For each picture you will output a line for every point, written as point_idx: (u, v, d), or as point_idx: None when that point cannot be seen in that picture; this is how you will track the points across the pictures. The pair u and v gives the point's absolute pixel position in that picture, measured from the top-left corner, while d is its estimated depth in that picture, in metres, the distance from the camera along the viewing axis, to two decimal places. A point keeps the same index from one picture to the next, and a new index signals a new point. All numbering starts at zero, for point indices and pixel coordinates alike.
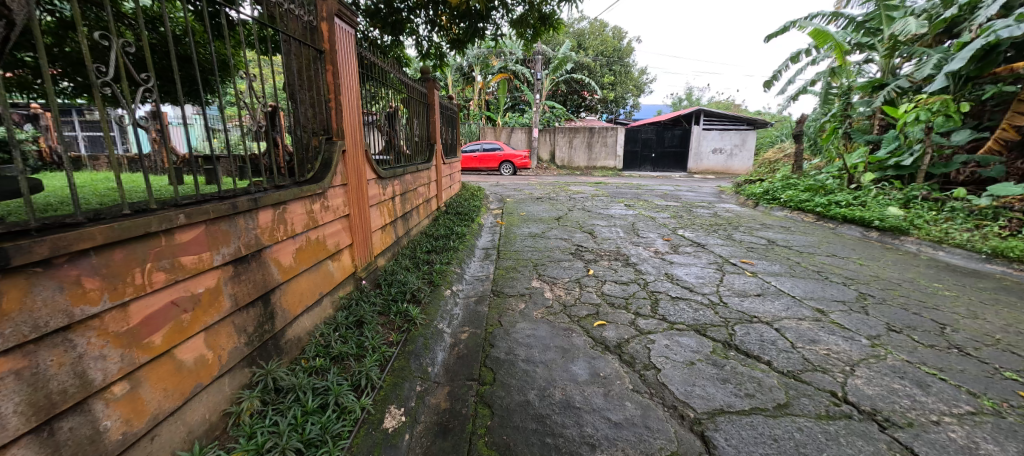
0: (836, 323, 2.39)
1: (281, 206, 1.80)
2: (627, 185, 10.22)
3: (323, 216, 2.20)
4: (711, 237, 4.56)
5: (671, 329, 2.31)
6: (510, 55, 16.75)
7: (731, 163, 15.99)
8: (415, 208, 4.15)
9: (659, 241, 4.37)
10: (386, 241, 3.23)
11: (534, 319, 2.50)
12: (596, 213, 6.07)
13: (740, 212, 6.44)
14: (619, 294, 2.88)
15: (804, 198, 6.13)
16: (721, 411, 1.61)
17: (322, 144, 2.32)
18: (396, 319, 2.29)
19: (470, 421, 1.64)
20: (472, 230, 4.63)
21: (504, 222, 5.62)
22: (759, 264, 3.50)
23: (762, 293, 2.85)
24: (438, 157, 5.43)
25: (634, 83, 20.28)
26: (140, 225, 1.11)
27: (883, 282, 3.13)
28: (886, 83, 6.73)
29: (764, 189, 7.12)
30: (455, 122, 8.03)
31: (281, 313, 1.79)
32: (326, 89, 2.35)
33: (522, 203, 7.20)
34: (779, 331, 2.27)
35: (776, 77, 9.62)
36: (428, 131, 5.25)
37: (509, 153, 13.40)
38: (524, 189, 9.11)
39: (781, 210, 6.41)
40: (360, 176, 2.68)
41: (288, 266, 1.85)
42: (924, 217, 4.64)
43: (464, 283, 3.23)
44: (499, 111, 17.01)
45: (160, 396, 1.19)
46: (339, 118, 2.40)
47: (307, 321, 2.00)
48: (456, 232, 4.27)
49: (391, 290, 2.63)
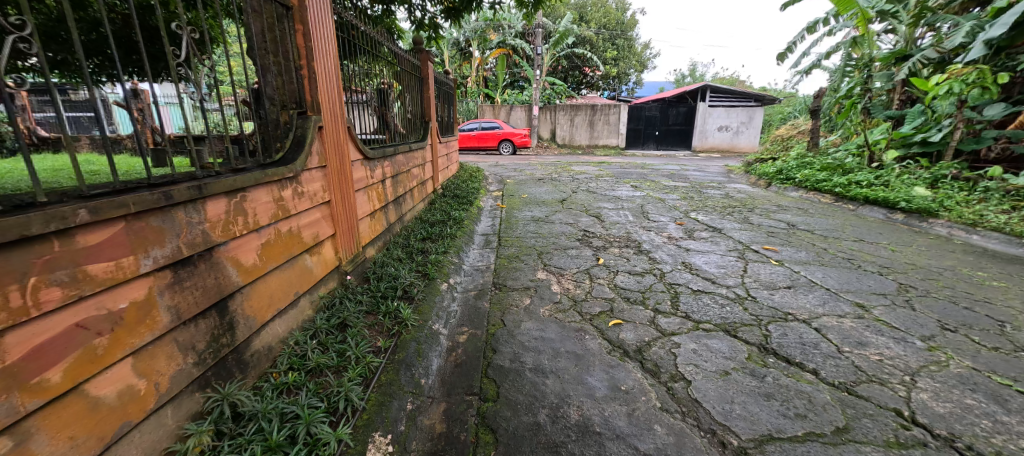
0: (882, 321, 2.12)
1: (238, 195, 1.49)
2: (631, 164, 9.86)
3: (296, 204, 1.89)
4: (727, 220, 4.27)
5: (697, 330, 2.04)
6: (509, 28, 16.03)
7: (737, 140, 15.59)
8: (408, 192, 3.84)
9: (672, 225, 4.08)
10: (375, 229, 2.93)
11: (541, 318, 2.22)
12: (602, 195, 5.75)
13: (753, 193, 6.13)
14: (634, 286, 2.59)
15: (821, 177, 5.81)
16: (770, 437, 1.35)
17: (293, 120, 1.99)
18: (385, 321, 2.01)
19: (470, 451, 1.37)
20: (471, 214, 4.33)
21: (504, 205, 5.31)
22: (783, 251, 3.21)
23: (792, 285, 2.56)
24: (433, 136, 5.08)
25: (637, 59, 19.61)
26: (10, 227, 0.81)
27: (922, 271, 2.85)
28: (910, 54, 6.31)
29: (777, 168, 6.79)
30: (451, 99, 7.59)
31: (244, 322, 1.50)
32: (296, 54, 2.01)
33: (523, 184, 6.85)
34: (820, 332, 2.00)
35: (790, 49, 9.11)
36: (425, 108, 4.89)
37: (508, 132, 12.97)
38: (525, 169, 8.76)
39: (796, 190, 6.09)
40: (344, 156, 2.37)
41: (251, 265, 1.55)
42: (955, 198, 4.33)
43: (463, 274, 2.94)
44: (498, 88, 16.45)
45: (66, 447, 0.92)
46: (313, 88, 2.06)
47: (279, 327, 1.72)
48: (454, 217, 3.96)
49: (380, 286, 2.35)
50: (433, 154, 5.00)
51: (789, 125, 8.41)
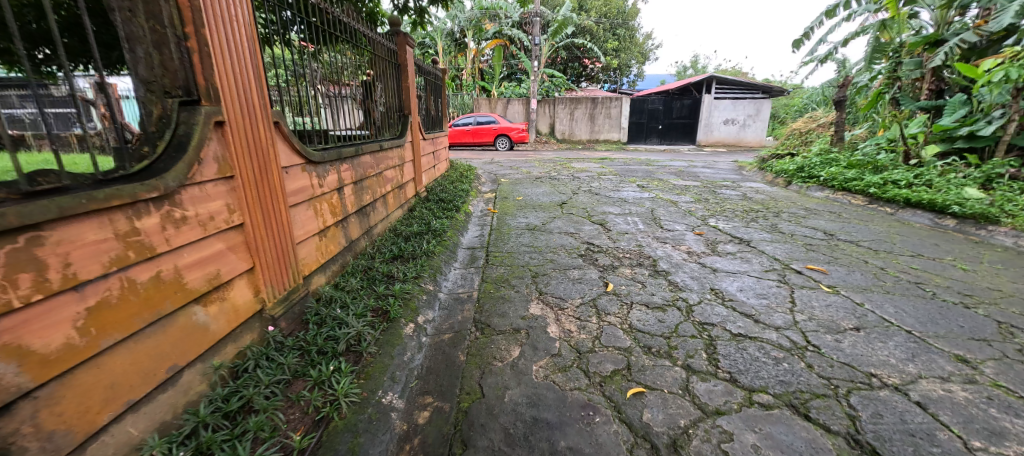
0: (1004, 389, 1.53)
1: (25, 237, 0.91)
2: (635, 161, 9.25)
3: (174, 237, 1.30)
4: (753, 229, 3.66)
5: (753, 407, 1.45)
6: (505, 18, 15.31)
7: (743, 134, 14.97)
8: (378, 199, 3.24)
9: (690, 236, 3.47)
10: (327, 251, 2.34)
11: (533, 382, 1.63)
12: (605, 197, 5.14)
13: (774, 193, 5.52)
14: (654, 327, 1.99)
15: (850, 176, 5.22)
16: None
17: (175, 111, 1.38)
18: (310, 397, 1.43)
19: None
20: (454, 223, 3.73)
21: (496, 209, 4.71)
22: (833, 273, 2.61)
23: (862, 327, 1.96)
24: (416, 132, 4.48)
25: (638, 49, 18.89)
26: None
27: (1017, 302, 2.25)
28: (945, 38, 5.67)
29: (798, 165, 6.17)
30: (440, 91, 6.93)
31: (38, 441, 0.93)
32: (178, 17, 1.39)
33: (518, 185, 6.23)
34: (930, 413, 1.41)
35: (807, 35, 8.42)
36: (405, 99, 4.27)
37: (504, 126, 12.31)
38: (521, 166, 8.13)
39: (820, 190, 5.50)
40: (268, 161, 1.77)
41: (60, 346, 0.98)
42: (1017, 202, 3.73)
43: (437, 308, 2.34)
44: (495, 80, 15.75)
45: None
46: (209, 67, 1.46)
47: (134, 425, 1.15)
48: (433, 227, 3.35)
49: (318, 336, 1.75)
50: (414, 153, 4.38)
51: (806, 118, 7.75)
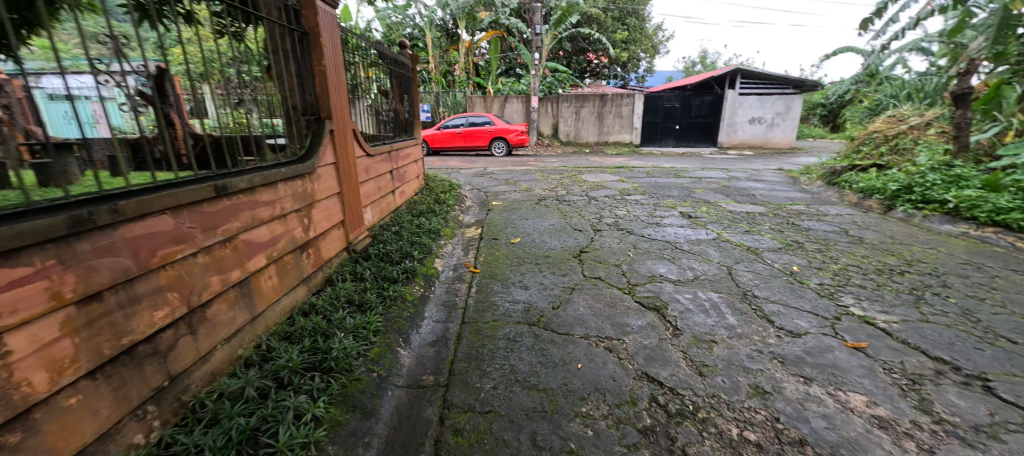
0: None
1: None
2: (660, 171, 7.57)
3: None
4: (950, 330, 1.97)
5: None
6: (502, 6, 13.60)
7: (771, 134, 13.27)
8: (218, 300, 1.57)
9: (846, 353, 1.78)
10: None
11: None
12: (643, 237, 3.46)
13: (884, 228, 3.82)
14: None
15: (1007, 206, 3.51)
16: None
17: None
18: None
19: None
20: (391, 325, 2.02)
21: (478, 264, 3.02)
22: None
23: None
24: (349, 149, 2.79)
25: (649, 42, 17.26)
26: None
27: None
28: None
29: (901, 184, 4.46)
30: (412, 85, 5.24)
31: None
32: None
33: (513, 213, 4.50)
34: None
35: (879, 12, 6.65)
36: (333, 98, 2.57)
37: (501, 128, 10.64)
38: (520, 181, 6.43)
39: (951, 222, 3.80)
40: None
41: None
42: None
43: None
44: (492, 75, 14.08)
45: None
46: None
47: None
48: (333, 352, 1.65)
49: None
50: (342, 181, 2.69)
51: (884, 117, 6.03)
